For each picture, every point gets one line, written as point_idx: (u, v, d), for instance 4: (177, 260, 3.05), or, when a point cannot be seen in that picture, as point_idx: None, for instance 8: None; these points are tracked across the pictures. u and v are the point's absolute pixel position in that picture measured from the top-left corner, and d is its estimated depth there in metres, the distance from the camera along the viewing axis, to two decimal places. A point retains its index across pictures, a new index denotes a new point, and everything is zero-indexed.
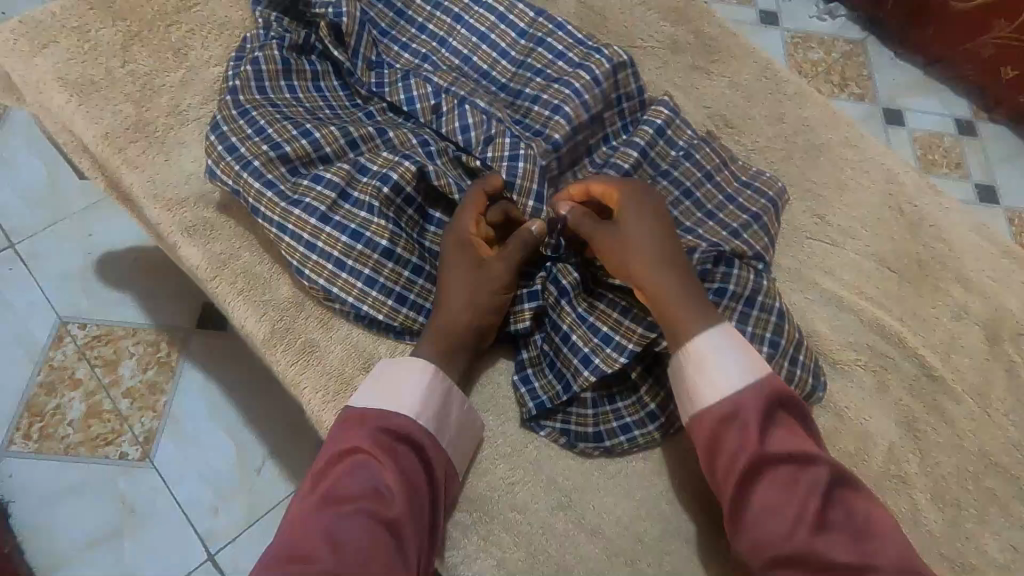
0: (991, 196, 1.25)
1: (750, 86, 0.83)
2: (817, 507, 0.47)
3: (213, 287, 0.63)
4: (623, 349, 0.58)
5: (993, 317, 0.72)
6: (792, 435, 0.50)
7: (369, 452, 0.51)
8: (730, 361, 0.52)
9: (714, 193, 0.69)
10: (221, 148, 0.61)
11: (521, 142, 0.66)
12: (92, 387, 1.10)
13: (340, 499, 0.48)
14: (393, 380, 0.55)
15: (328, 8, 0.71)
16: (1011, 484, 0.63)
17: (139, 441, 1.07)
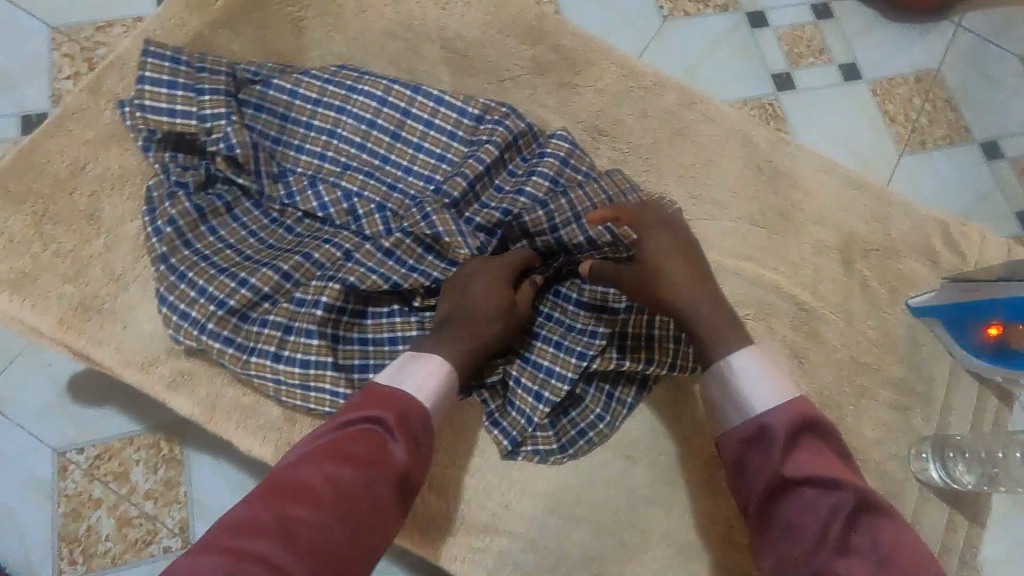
0: (856, 73, 1.16)
1: (613, 88, 0.92)
2: (837, 530, 0.54)
3: (214, 427, 0.73)
4: (565, 377, 0.72)
5: (846, 243, 0.88)
6: (818, 459, 0.57)
7: (381, 423, 0.58)
8: (755, 378, 0.62)
9: None
10: (176, 317, 0.70)
11: (431, 208, 0.73)
12: (113, 501, 1.06)
13: (342, 455, 0.55)
14: (409, 366, 0.63)
15: (220, 144, 0.75)
16: (874, 376, 0.82)
17: (175, 532, 1.05)
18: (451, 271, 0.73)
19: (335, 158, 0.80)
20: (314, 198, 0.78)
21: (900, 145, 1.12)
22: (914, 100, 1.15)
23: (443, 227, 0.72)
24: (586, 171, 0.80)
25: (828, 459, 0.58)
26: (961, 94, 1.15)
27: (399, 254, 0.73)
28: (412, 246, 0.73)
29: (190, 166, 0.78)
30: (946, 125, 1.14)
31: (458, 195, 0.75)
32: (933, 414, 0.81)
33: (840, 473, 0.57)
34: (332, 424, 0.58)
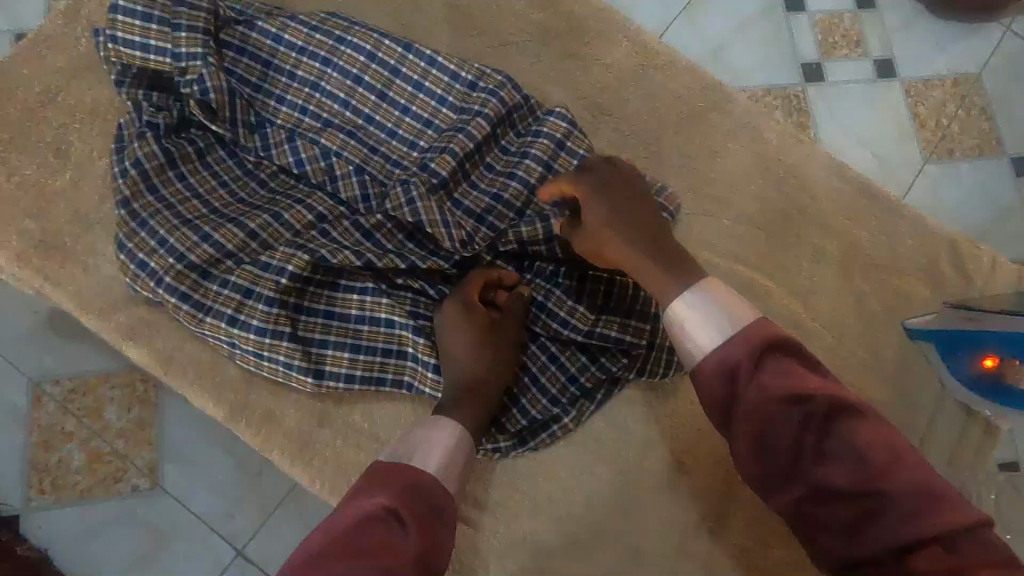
0: (889, 69, 1.08)
1: (622, 65, 0.87)
2: (814, 442, 0.50)
3: (170, 381, 0.72)
4: (545, 392, 0.72)
5: (847, 253, 0.83)
6: (783, 373, 0.51)
7: (385, 507, 0.52)
8: (709, 323, 0.55)
9: None
10: (133, 266, 0.67)
11: (411, 184, 0.69)
12: (85, 435, 1.05)
13: (353, 552, 0.47)
14: (417, 435, 0.61)
15: (193, 87, 0.71)
16: (856, 395, 0.79)
17: (146, 472, 1.04)
18: (427, 258, 0.70)
19: (316, 113, 0.76)
20: (290, 153, 0.74)
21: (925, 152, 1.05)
22: (949, 106, 1.07)
23: (427, 215, 0.68)
24: (583, 155, 0.74)
25: (797, 369, 0.52)
26: (1000, 103, 1.07)
27: (379, 235, 0.71)
28: (394, 229, 0.71)
29: (164, 106, 0.74)
30: (978, 135, 1.06)
31: (447, 175, 0.71)
32: (912, 441, 0.78)
33: (811, 382, 0.51)
34: (331, 523, 0.51)
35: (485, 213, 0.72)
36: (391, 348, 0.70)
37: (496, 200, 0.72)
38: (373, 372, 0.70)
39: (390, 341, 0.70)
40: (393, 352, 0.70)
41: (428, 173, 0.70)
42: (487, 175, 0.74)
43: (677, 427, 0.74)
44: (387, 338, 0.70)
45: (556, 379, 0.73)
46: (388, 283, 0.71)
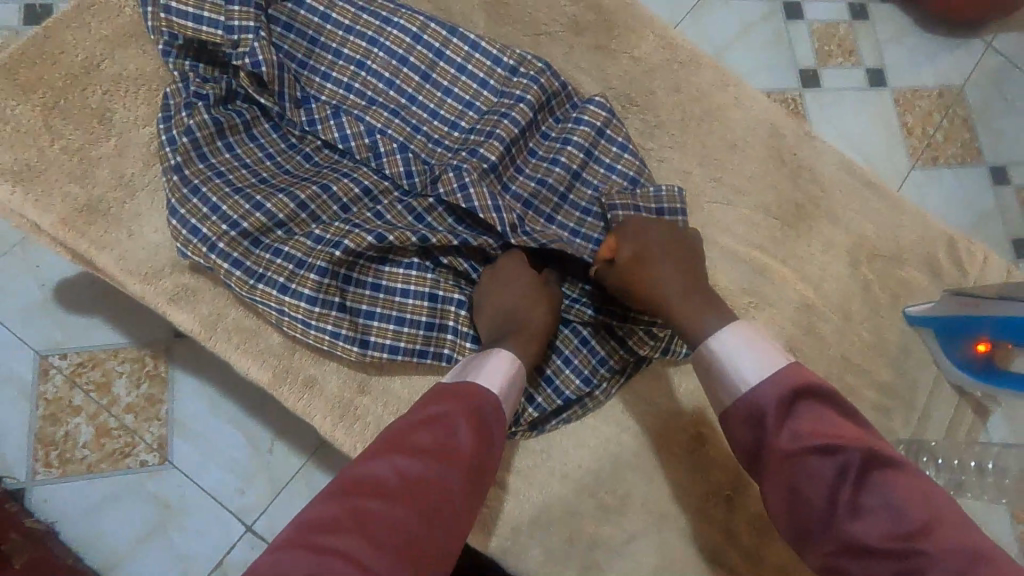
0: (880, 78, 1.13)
1: (649, 59, 0.91)
2: (847, 493, 0.54)
3: (212, 346, 0.73)
4: (578, 372, 0.76)
5: (855, 244, 0.89)
6: (818, 424, 0.57)
7: (449, 413, 0.58)
8: (749, 361, 0.62)
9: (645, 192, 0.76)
10: (185, 231, 0.69)
11: (464, 169, 0.72)
12: (94, 410, 1.03)
13: (416, 449, 0.55)
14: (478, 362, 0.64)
15: (245, 59, 0.72)
16: (863, 376, 0.85)
17: (155, 447, 1.02)
18: (477, 238, 0.72)
19: (361, 91, 0.78)
20: (336, 129, 0.76)
21: (912, 159, 1.10)
22: (934, 116, 1.12)
23: (480, 201, 0.70)
24: (621, 142, 0.78)
25: (832, 421, 0.58)
26: (979, 117, 1.13)
27: (430, 218, 0.74)
28: (443, 211, 0.74)
29: (210, 78, 0.75)
30: (959, 144, 1.11)
31: (496, 160, 0.73)
32: (912, 419, 0.84)
33: (845, 435, 0.56)
34: (406, 419, 0.58)
35: (531, 198, 0.76)
36: (433, 322, 0.72)
37: (541, 185, 0.76)
38: (416, 344, 0.72)
39: (433, 314, 0.72)
40: (435, 326, 0.72)
41: (478, 159, 0.73)
42: (530, 159, 0.78)
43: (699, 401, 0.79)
44: (430, 312, 0.72)
45: (587, 360, 0.76)
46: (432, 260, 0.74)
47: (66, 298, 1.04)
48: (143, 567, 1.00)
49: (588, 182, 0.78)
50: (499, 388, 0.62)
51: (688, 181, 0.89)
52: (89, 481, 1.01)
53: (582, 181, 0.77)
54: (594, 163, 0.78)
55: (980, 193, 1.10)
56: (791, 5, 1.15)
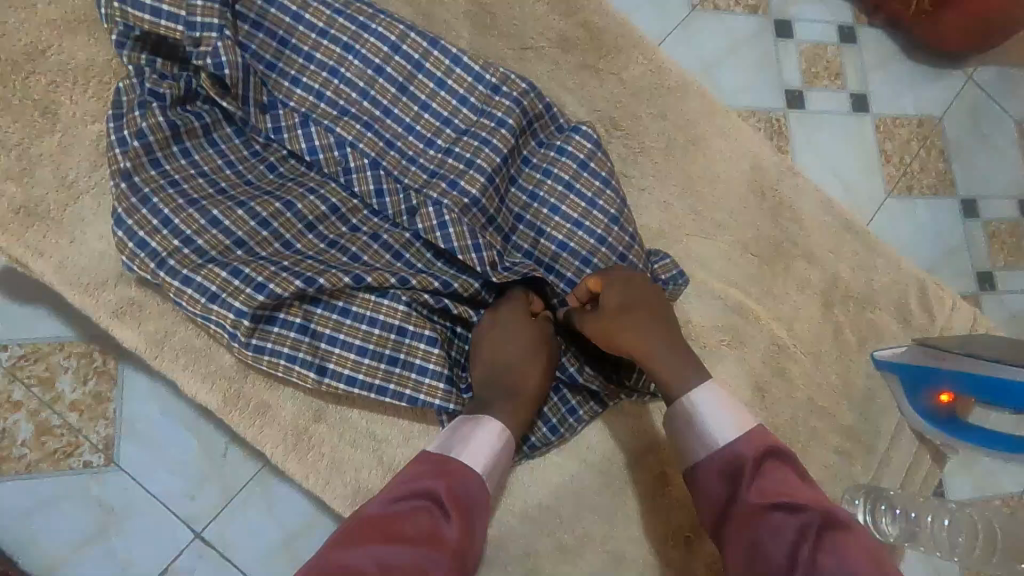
0: (864, 106, 1.04)
1: (636, 82, 0.88)
2: (807, 553, 0.51)
3: (158, 365, 0.69)
4: (547, 420, 0.73)
5: (829, 285, 0.88)
6: (783, 483, 0.56)
7: (434, 498, 0.54)
8: (718, 415, 0.62)
9: (621, 235, 0.75)
10: (132, 244, 0.65)
11: (444, 207, 0.70)
12: (35, 406, 0.86)
13: (395, 536, 0.50)
14: (465, 431, 0.62)
15: (207, 60, 0.67)
16: (827, 420, 0.84)
17: (101, 448, 0.87)
18: (458, 280, 0.70)
19: (333, 99, 0.73)
20: (303, 139, 0.72)
21: (887, 187, 1.02)
22: (913, 145, 1.04)
23: (459, 242, 0.69)
24: (604, 177, 0.76)
25: (793, 483, 0.57)
26: (957, 149, 1.06)
27: (408, 255, 0.72)
28: (422, 248, 0.72)
29: (168, 74, 0.70)
30: (936, 175, 1.04)
31: (478, 194, 0.71)
32: (871, 464, 0.84)
33: (807, 497, 0.55)
34: (388, 499, 0.54)
35: (511, 232, 0.75)
36: (397, 356, 0.69)
37: (520, 220, 0.75)
38: (375, 378, 0.69)
39: (397, 350, 0.69)
40: (399, 361, 0.69)
41: (459, 193, 0.70)
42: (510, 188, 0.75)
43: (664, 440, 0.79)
44: (395, 346, 0.69)
45: (556, 410, 0.74)
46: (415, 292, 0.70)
47: (7, 279, 0.87)
48: None
49: (568, 216, 0.75)
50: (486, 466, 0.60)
51: (667, 212, 0.86)
52: (27, 481, 0.85)
53: (563, 215, 0.75)
54: (574, 196, 0.75)
55: (952, 229, 1.03)
56: (782, 20, 1.04)
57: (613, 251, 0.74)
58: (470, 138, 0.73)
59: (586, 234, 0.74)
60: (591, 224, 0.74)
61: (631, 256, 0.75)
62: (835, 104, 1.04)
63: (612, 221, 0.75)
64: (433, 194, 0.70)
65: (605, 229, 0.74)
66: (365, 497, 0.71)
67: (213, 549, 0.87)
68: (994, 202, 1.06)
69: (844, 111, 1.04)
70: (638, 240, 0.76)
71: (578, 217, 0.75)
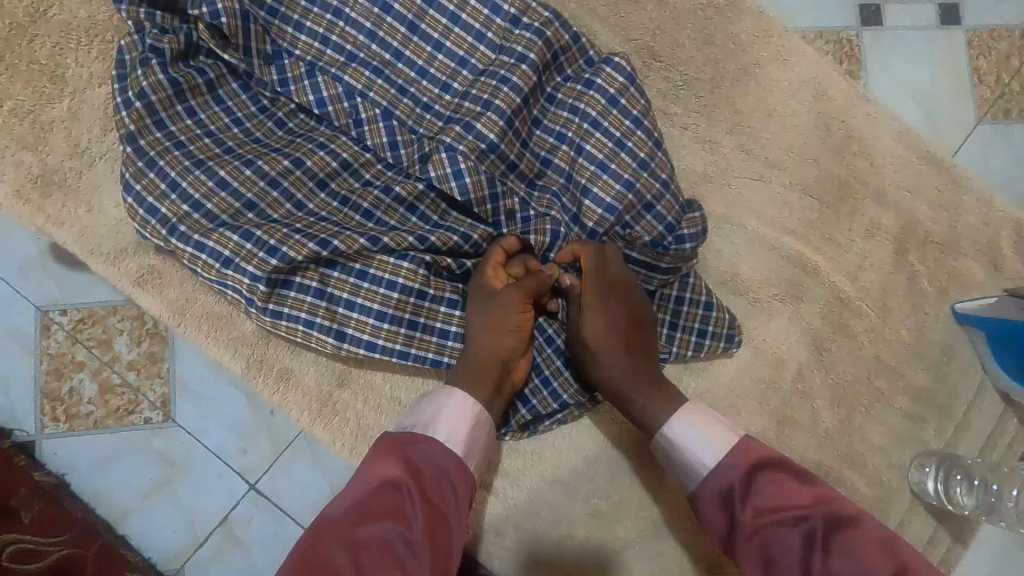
0: (953, 14, 0.87)
1: (678, 4, 0.77)
2: (819, 564, 0.51)
3: (181, 331, 0.68)
4: (580, 374, 0.70)
5: (903, 230, 0.77)
6: (777, 489, 0.56)
7: (401, 476, 0.55)
8: (696, 435, 0.61)
9: (651, 181, 0.68)
10: (142, 211, 0.63)
11: (459, 153, 0.65)
12: (96, 366, 0.80)
13: (363, 519, 0.52)
14: (428, 406, 0.61)
15: (203, 8, 0.63)
16: (897, 381, 0.76)
17: (159, 405, 0.79)
18: (477, 230, 0.67)
19: (340, 45, 0.68)
20: (311, 91, 0.67)
21: (980, 112, 0.86)
22: (1012, 60, 0.87)
23: (476, 193, 0.65)
24: (637, 116, 0.68)
25: (787, 489, 0.56)
26: None
27: (423, 208, 0.67)
28: (435, 198, 0.68)
29: (169, 28, 0.66)
30: None
31: (496, 139, 0.65)
32: (945, 429, 0.76)
33: (802, 501, 0.55)
34: (357, 481, 0.56)
35: (537, 178, 0.69)
36: (417, 321, 0.66)
37: (547, 164, 0.69)
38: (396, 344, 0.65)
39: (417, 314, 0.65)
40: (419, 326, 0.66)
41: (474, 138, 0.65)
42: (534, 131, 0.69)
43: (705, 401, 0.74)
44: (415, 310, 0.65)
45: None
46: (430, 255, 0.65)
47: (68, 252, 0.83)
48: (151, 529, 0.78)
49: (593, 157, 0.68)
50: (449, 434, 0.59)
51: (714, 153, 0.77)
52: (92, 439, 0.79)
53: (587, 156, 0.68)
54: (601, 135, 0.68)
55: None
56: None
57: (640, 198, 0.68)
58: (488, 79, 0.67)
59: (612, 178, 0.68)
60: (617, 168, 0.68)
61: (659, 205, 0.68)
62: (917, 15, 0.87)
63: (642, 166, 0.68)
64: (445, 138, 0.65)
65: (633, 173, 0.68)
66: None
67: (270, 502, 0.79)
68: None
69: (927, 24, 0.87)
70: (672, 187, 0.69)
71: (604, 158, 0.68)
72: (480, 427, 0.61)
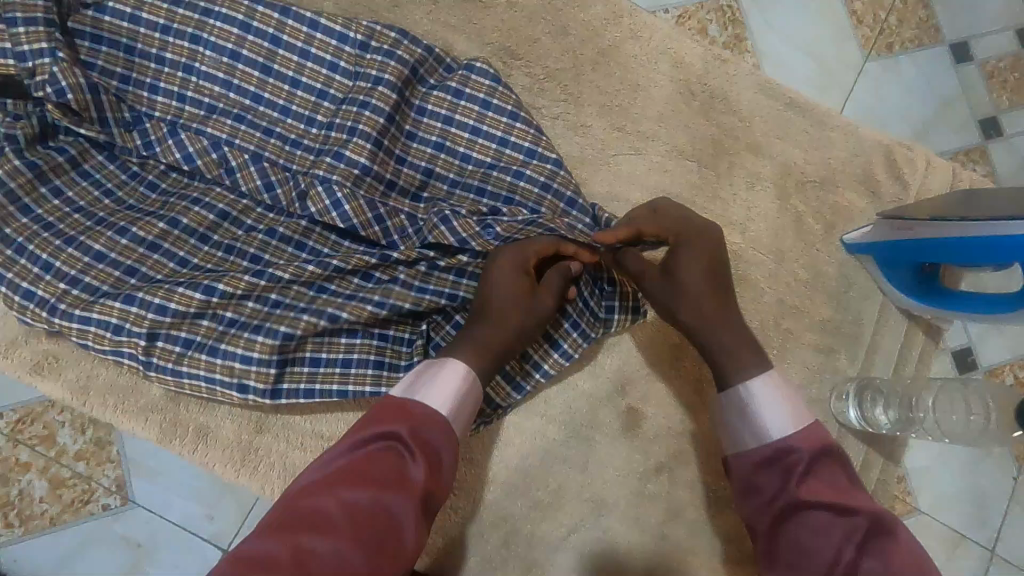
0: None
1: (529, 3, 0.80)
2: (850, 554, 0.51)
3: (88, 410, 0.68)
4: (512, 381, 0.70)
5: (781, 175, 0.80)
6: (832, 486, 0.55)
7: (403, 438, 0.54)
8: (772, 407, 0.59)
9: (540, 166, 0.71)
10: (19, 298, 0.63)
11: (335, 182, 0.66)
12: (43, 463, 0.78)
13: (363, 481, 0.51)
14: (433, 375, 0.59)
15: (46, 88, 0.64)
16: (802, 318, 0.78)
17: (114, 489, 0.78)
18: (368, 252, 0.66)
19: (197, 99, 0.69)
20: (176, 148, 0.67)
21: (866, 49, 0.89)
22: None
23: (358, 217, 0.66)
24: (512, 111, 0.71)
25: (842, 485, 0.55)
26: None
27: (311, 243, 0.68)
28: (322, 230, 0.69)
29: (22, 113, 0.66)
30: (909, 23, 0.90)
31: (368, 162, 0.67)
32: (857, 356, 0.78)
33: (855, 499, 0.54)
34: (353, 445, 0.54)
35: (421, 190, 0.71)
36: (319, 357, 0.66)
37: (429, 175, 0.71)
38: (300, 383, 0.66)
39: (318, 350, 0.66)
40: (321, 361, 0.66)
41: (346, 165, 0.66)
42: (410, 144, 0.71)
43: (626, 375, 0.74)
44: (314, 347, 0.66)
45: (520, 367, 0.70)
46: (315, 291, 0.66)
47: None
48: None
49: (481, 162, 0.71)
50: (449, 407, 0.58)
51: (588, 136, 0.79)
52: (50, 535, 0.77)
53: (475, 161, 0.71)
54: (483, 140, 0.71)
55: (936, 77, 0.90)
56: None
57: (534, 181, 0.70)
58: (350, 105, 0.68)
59: (501, 174, 0.71)
60: (506, 162, 0.71)
61: (555, 183, 0.71)
62: None
63: (528, 155, 0.71)
64: (319, 171, 0.66)
65: (521, 164, 0.71)
66: None
67: None
68: (983, 38, 0.91)
69: None
70: (564, 166, 0.72)
71: (491, 160, 0.71)
72: (474, 407, 0.60)
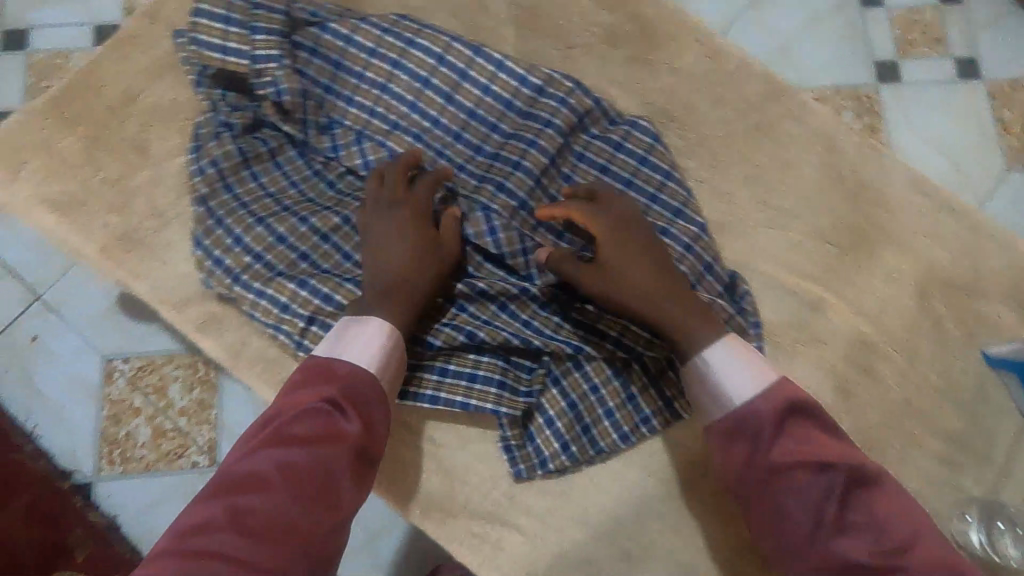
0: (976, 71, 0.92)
1: (693, 71, 0.84)
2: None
3: (235, 373, 0.75)
4: (619, 428, 0.71)
5: (924, 274, 0.79)
6: (861, 509, 0.57)
7: (313, 402, 0.60)
8: (726, 367, 0.63)
9: (686, 227, 0.73)
10: (210, 263, 0.72)
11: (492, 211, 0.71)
12: (150, 411, 0.88)
13: (285, 441, 0.57)
14: (352, 331, 0.64)
15: (269, 89, 0.74)
16: (929, 425, 0.75)
17: (205, 449, 0.87)
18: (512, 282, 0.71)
19: (384, 115, 0.76)
20: (359, 155, 0.75)
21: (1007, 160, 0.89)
22: None
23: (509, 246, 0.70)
24: (666, 170, 0.75)
25: (879, 512, 0.57)
26: None
27: None
28: (471, 252, 0.72)
29: (239, 106, 0.76)
30: None
31: (525, 197, 0.72)
32: (985, 477, 0.74)
33: (890, 528, 0.56)
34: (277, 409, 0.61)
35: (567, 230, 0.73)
36: (448, 368, 0.70)
37: None
38: (427, 389, 0.70)
39: (447, 360, 0.71)
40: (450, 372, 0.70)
41: (506, 196, 0.72)
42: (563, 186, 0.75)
43: None
44: (446, 357, 0.71)
45: (629, 417, 0.72)
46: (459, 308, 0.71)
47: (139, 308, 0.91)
48: None
49: None
50: (372, 362, 0.63)
51: (730, 204, 0.81)
52: (143, 480, 0.86)
53: None
54: (634, 193, 0.74)
55: None
56: None
57: (678, 240, 0.72)
58: (517, 142, 0.74)
59: None
60: (652, 217, 0.73)
61: (697, 246, 0.72)
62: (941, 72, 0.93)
63: (675, 215, 0.74)
64: (480, 198, 0.72)
65: (668, 222, 0.73)
66: (425, 500, 0.71)
67: None
68: None
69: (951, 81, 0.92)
70: (707, 231, 0.74)
71: None
72: (400, 356, 0.65)
